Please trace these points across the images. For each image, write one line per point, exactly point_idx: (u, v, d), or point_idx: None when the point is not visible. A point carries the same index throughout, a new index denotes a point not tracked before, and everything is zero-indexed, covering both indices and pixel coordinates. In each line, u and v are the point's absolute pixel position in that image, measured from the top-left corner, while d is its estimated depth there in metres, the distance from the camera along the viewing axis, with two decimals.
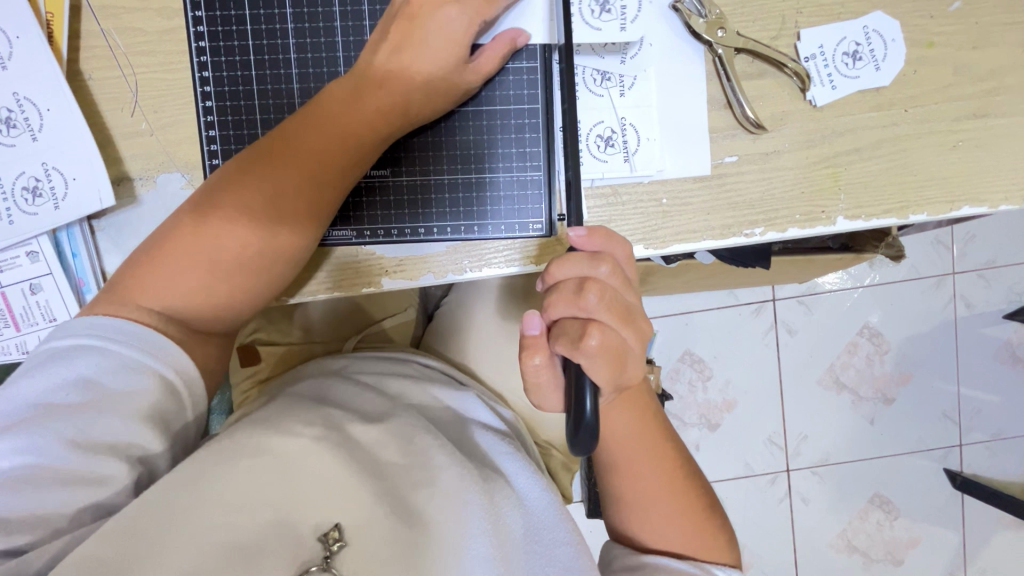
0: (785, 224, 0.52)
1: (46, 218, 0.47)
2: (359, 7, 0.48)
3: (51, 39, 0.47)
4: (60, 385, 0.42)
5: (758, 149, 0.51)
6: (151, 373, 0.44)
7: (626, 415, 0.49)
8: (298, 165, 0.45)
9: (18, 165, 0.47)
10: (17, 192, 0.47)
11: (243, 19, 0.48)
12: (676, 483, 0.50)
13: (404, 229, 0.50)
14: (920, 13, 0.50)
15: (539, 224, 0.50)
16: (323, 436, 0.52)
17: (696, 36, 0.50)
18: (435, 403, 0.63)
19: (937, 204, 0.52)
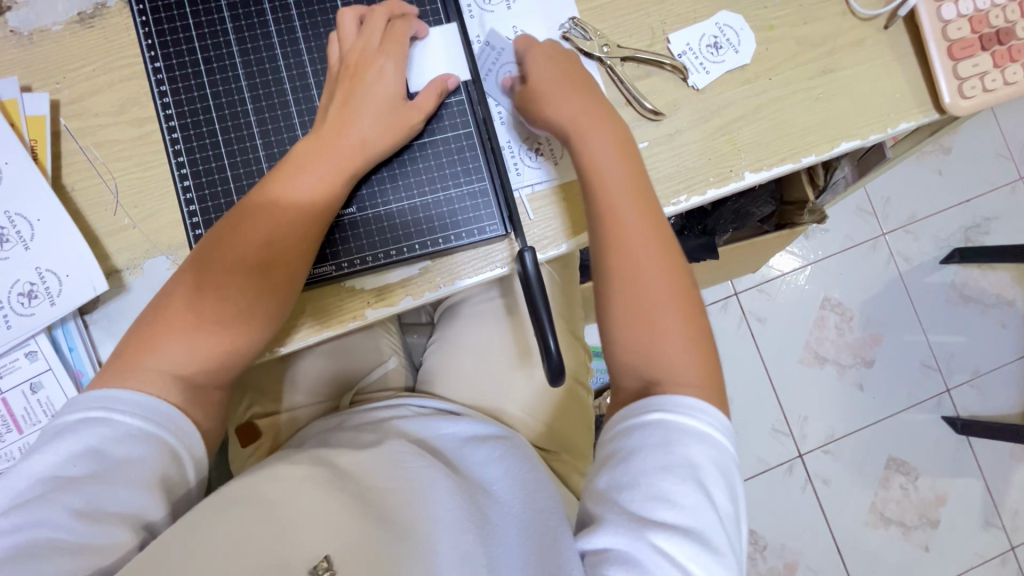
0: (704, 188, 0.60)
1: (42, 316, 0.50)
2: (306, 80, 0.56)
3: (37, 161, 0.53)
4: (64, 461, 0.43)
5: (663, 132, 0.60)
6: (156, 441, 0.46)
7: (609, 147, 0.53)
8: (272, 232, 0.50)
9: (13, 275, 0.51)
10: (13, 298, 0.51)
11: (207, 106, 0.55)
12: (684, 295, 0.51)
13: (378, 255, 0.55)
14: (756, 6, 0.63)
15: (496, 226, 0.56)
16: (314, 475, 0.50)
17: (587, 55, 0.60)
18: (425, 431, 0.62)
19: (820, 146, 0.61)
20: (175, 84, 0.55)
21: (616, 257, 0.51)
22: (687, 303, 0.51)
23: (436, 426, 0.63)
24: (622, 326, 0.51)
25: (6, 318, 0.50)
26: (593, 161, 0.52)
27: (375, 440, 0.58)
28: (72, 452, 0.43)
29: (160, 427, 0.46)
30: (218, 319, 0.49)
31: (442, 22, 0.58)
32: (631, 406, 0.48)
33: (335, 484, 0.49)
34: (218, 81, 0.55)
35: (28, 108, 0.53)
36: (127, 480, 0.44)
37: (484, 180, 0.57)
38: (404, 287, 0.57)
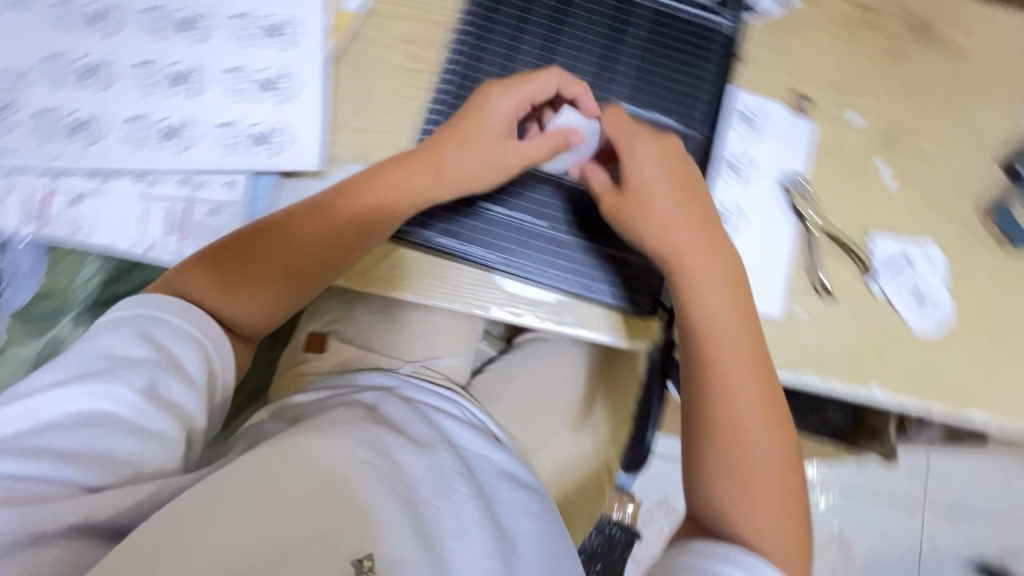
0: (830, 376, 0.61)
1: (261, 161, 0.56)
2: None
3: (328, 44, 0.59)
4: (84, 365, 0.43)
5: (823, 312, 0.61)
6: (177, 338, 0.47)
7: (721, 290, 0.54)
8: (307, 234, 0.54)
9: (258, 117, 0.57)
10: (248, 135, 0.56)
11: (481, 79, 0.60)
12: (789, 466, 0.52)
13: (537, 270, 0.59)
14: (961, 256, 0.64)
15: (643, 305, 0.59)
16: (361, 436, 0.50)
17: (796, 211, 0.63)
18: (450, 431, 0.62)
19: (952, 405, 0.61)
20: (468, 49, 0.60)
21: (701, 405, 0.53)
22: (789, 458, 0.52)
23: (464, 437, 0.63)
24: (710, 466, 0.51)
25: (233, 147, 0.56)
26: (719, 311, 0.54)
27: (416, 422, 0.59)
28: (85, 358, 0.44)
29: (202, 335, 0.49)
30: (241, 296, 0.53)
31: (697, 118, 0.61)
32: (712, 547, 0.46)
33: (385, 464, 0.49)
34: (501, 64, 0.60)
35: (344, 2, 0.60)
36: (162, 381, 0.45)
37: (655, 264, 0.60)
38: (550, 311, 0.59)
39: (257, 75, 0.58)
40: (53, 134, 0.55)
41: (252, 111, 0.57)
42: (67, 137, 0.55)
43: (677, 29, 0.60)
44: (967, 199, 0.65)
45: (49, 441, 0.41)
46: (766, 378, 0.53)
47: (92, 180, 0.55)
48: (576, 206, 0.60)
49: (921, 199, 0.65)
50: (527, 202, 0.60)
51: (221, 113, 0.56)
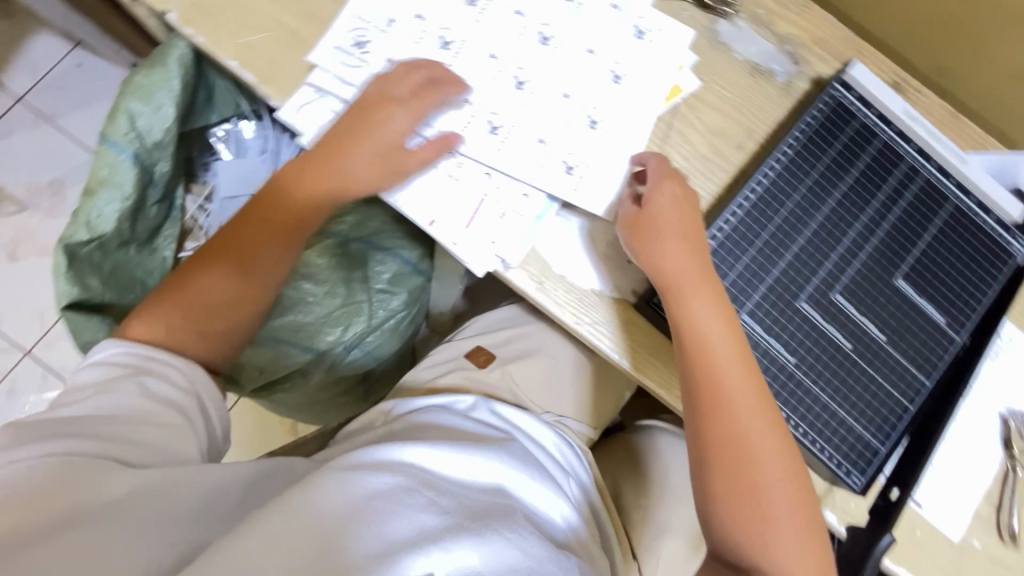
0: None
1: (560, 186, 0.58)
2: (858, 255, 0.59)
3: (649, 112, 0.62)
4: (111, 376, 0.49)
5: (999, 553, 0.60)
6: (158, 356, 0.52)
7: (738, 362, 0.51)
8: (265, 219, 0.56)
9: (570, 147, 0.59)
10: (557, 159, 0.59)
11: (787, 199, 0.59)
12: (804, 494, 0.50)
13: None
14: None
15: (858, 483, 0.55)
16: (433, 484, 0.49)
17: (1007, 444, 0.62)
18: (536, 482, 0.58)
19: None
20: (786, 167, 0.60)
21: (721, 461, 0.50)
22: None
23: (542, 500, 0.57)
24: (728, 501, 0.49)
25: (540, 163, 0.58)
26: (692, 319, 0.52)
27: (505, 476, 0.56)
28: (125, 366, 0.50)
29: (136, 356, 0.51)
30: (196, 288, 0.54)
31: (968, 325, 0.59)
32: None
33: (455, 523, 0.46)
34: (809, 194, 0.60)
35: (680, 79, 0.63)
36: (147, 379, 0.49)
37: (881, 445, 0.56)
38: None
39: (583, 110, 0.60)
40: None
41: (568, 139, 0.59)
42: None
43: (977, 237, 0.61)
44: None
45: (82, 428, 0.45)
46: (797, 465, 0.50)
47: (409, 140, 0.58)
48: (830, 355, 0.57)
49: None
50: (785, 331, 0.57)
51: (540, 131, 0.59)
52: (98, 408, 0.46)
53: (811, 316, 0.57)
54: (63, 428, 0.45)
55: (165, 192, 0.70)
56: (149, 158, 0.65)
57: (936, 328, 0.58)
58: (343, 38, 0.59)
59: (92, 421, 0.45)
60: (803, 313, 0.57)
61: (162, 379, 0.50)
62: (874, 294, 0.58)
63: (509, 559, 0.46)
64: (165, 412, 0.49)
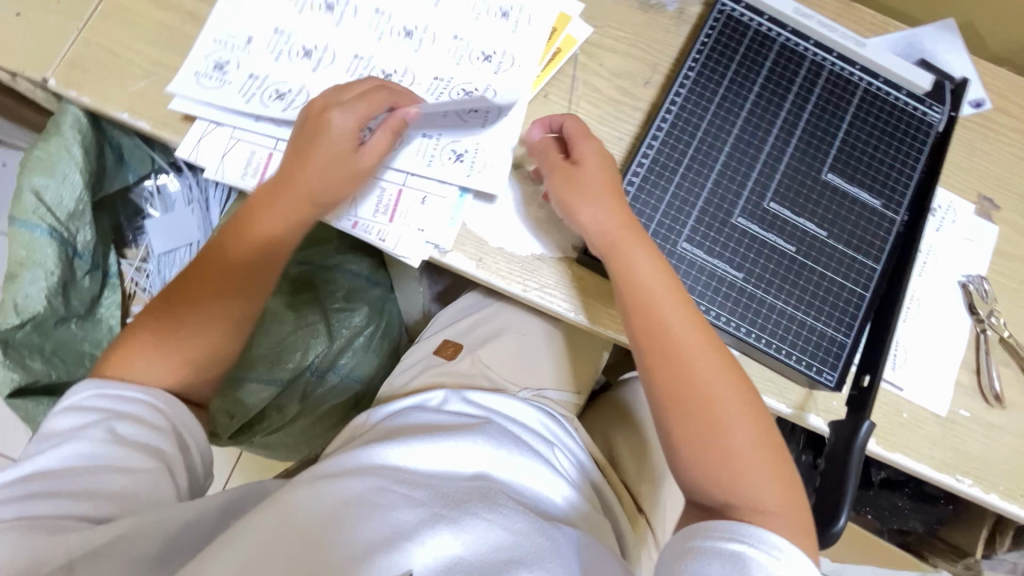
0: (990, 488, 0.58)
1: (451, 173, 0.58)
2: (782, 158, 0.59)
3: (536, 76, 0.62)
4: (87, 421, 0.46)
5: (988, 417, 0.60)
6: (131, 399, 0.49)
7: (679, 306, 0.51)
8: (245, 241, 0.55)
9: (457, 132, 0.59)
10: (444, 149, 0.58)
11: (699, 122, 0.59)
12: (761, 424, 0.49)
13: (726, 320, 0.56)
14: None
15: (831, 379, 0.55)
16: (411, 482, 0.50)
17: (971, 310, 0.63)
18: (520, 458, 0.57)
19: None
20: (693, 91, 0.60)
21: (678, 409, 0.49)
22: (796, 517, 0.47)
23: (531, 478, 0.56)
24: (687, 442, 0.49)
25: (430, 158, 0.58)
26: (630, 268, 0.52)
27: (486, 459, 0.55)
28: (99, 413, 0.47)
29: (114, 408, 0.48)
30: (182, 331, 0.53)
31: (902, 204, 0.59)
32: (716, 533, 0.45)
33: (439, 511, 0.47)
34: (719, 113, 0.60)
35: (571, 30, 0.63)
36: (119, 425, 0.47)
37: (847, 336, 0.56)
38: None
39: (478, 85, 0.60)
40: (269, 104, 0.57)
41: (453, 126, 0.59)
42: (267, 101, 0.57)
43: (895, 116, 0.61)
44: None
45: (62, 479, 0.44)
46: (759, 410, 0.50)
47: None
48: (776, 261, 0.57)
49: None
50: (727, 248, 0.57)
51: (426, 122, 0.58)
52: (73, 458, 0.45)
53: (749, 228, 0.57)
54: (40, 479, 0.43)
55: (94, 260, 0.69)
56: (67, 230, 0.63)
57: (872, 212, 0.58)
58: (202, 63, 0.58)
59: (69, 473, 0.44)
60: (742, 226, 0.57)
61: (140, 423, 0.48)
62: (806, 193, 0.58)
63: (490, 538, 0.46)
64: (143, 461, 0.46)
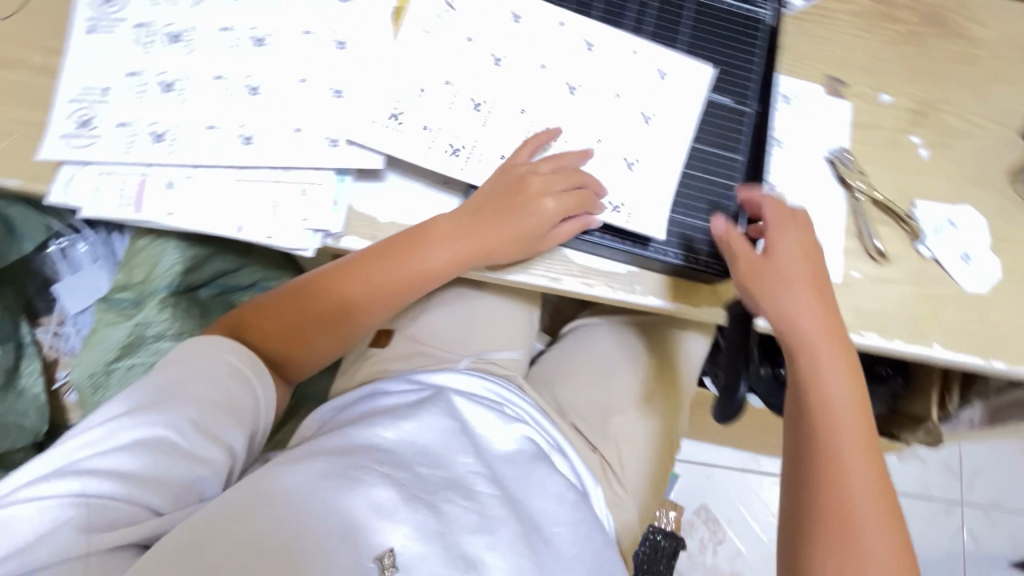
0: (892, 336, 0.63)
1: (336, 160, 0.58)
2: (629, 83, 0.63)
3: None
4: (160, 400, 0.53)
5: (877, 273, 0.65)
6: (236, 378, 0.57)
7: (835, 356, 0.52)
8: (372, 281, 0.60)
9: (332, 122, 0.60)
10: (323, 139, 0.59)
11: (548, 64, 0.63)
12: (881, 482, 0.49)
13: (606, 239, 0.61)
14: (999, 219, 0.68)
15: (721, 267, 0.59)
16: (389, 470, 0.55)
17: (843, 182, 0.67)
18: (481, 427, 0.66)
19: (1015, 358, 0.64)
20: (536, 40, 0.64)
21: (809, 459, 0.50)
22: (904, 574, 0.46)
23: (491, 438, 0.65)
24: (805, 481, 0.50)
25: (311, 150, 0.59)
26: (781, 312, 0.53)
27: (455, 444, 0.61)
28: (197, 391, 0.55)
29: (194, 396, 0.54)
30: (293, 335, 0.62)
31: (748, 99, 0.64)
32: None
33: (419, 501, 0.54)
34: (565, 53, 0.64)
35: None
36: (198, 418, 0.54)
37: (724, 226, 0.61)
38: (624, 281, 0.61)
39: (341, 70, 0.61)
40: (135, 142, 0.57)
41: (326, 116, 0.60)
42: (149, 145, 0.57)
43: (723, 23, 0.66)
44: (1000, 166, 0.69)
45: (137, 456, 0.51)
46: (882, 469, 0.50)
47: (169, 190, 0.57)
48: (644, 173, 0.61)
49: (959, 166, 0.69)
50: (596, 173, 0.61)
51: (298, 120, 0.59)
52: (151, 439, 0.51)
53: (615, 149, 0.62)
54: (118, 453, 0.50)
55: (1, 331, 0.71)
56: None
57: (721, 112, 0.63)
58: (66, 124, 0.58)
59: (149, 444, 0.51)
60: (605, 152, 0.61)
61: (228, 413, 0.55)
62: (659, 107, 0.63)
63: (459, 516, 0.55)
64: (215, 458, 0.53)
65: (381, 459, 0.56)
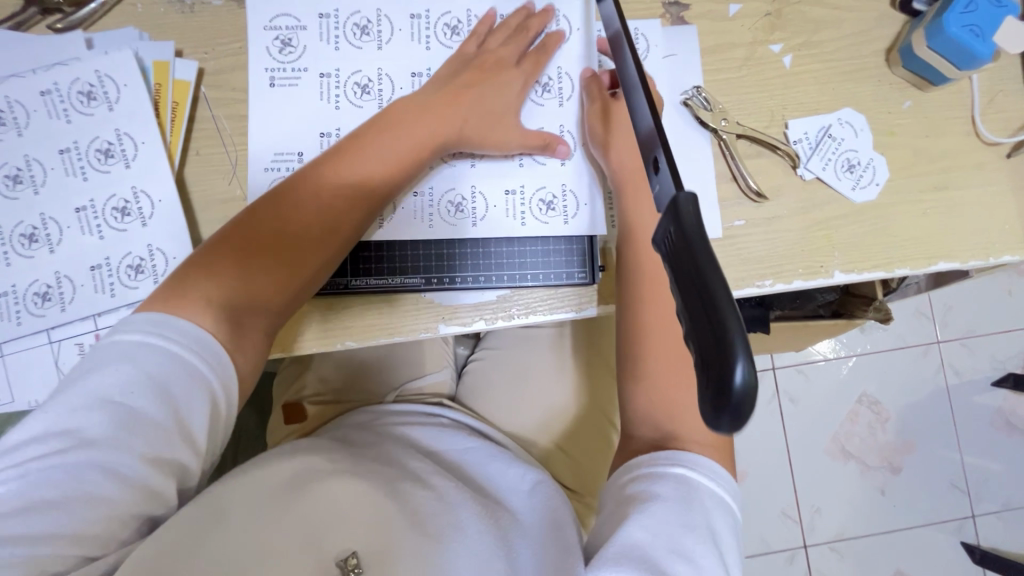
0: (791, 277, 0.59)
1: (144, 292, 0.53)
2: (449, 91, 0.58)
3: (169, 146, 0.56)
4: (121, 381, 0.43)
5: (761, 214, 0.60)
6: (198, 386, 0.45)
7: None
8: (341, 212, 0.53)
9: (126, 247, 0.53)
10: (122, 269, 0.53)
11: (373, 100, 0.58)
12: None
13: (464, 279, 0.57)
14: (880, 110, 0.62)
15: (585, 275, 0.58)
16: (342, 470, 0.57)
17: (704, 124, 0.60)
18: (429, 433, 0.70)
19: (916, 260, 0.61)
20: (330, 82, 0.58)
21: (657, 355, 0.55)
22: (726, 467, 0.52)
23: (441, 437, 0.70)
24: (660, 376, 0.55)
25: (112, 287, 0.53)
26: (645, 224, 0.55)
27: (409, 453, 0.65)
28: (148, 405, 0.43)
29: (161, 367, 0.44)
30: (244, 292, 0.49)
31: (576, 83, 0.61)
32: (655, 461, 0.51)
33: (380, 489, 0.57)
34: (388, 81, 0.59)
35: (178, 73, 0.56)
36: (177, 402, 0.44)
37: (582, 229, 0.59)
38: (501, 309, 0.57)
39: (118, 185, 0.54)
40: None
41: (116, 242, 0.53)
42: None
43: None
44: (872, 50, 0.62)
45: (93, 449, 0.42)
46: None
47: None
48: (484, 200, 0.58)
49: (829, 63, 0.62)
50: (434, 213, 0.58)
51: (88, 255, 0.53)
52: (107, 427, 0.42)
53: (443, 183, 0.58)
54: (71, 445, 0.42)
55: None
56: None
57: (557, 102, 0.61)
58: None
59: (84, 473, 0.41)
60: (437, 188, 0.58)
61: (186, 434, 0.45)
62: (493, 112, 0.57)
63: (420, 505, 0.57)
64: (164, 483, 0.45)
65: (339, 462, 0.59)
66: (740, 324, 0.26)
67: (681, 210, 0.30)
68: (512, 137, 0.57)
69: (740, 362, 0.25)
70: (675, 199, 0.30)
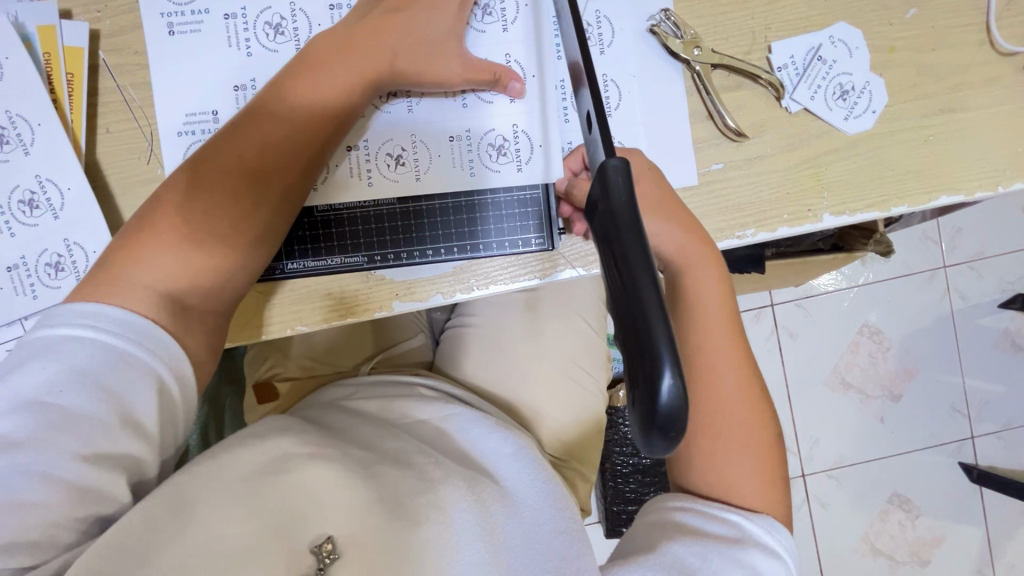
0: (775, 225, 0.54)
1: (68, 291, 0.49)
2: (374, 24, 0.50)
3: (70, 125, 0.50)
4: (53, 376, 0.40)
5: (741, 155, 0.53)
6: (139, 371, 0.42)
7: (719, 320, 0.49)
8: (276, 172, 0.47)
9: (41, 243, 0.49)
10: (41, 267, 0.49)
11: (290, 42, 0.51)
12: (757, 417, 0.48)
13: (413, 253, 0.52)
14: (878, 22, 0.54)
15: (543, 241, 0.53)
16: (318, 452, 0.52)
17: (674, 55, 0.53)
18: (407, 402, 0.63)
19: (916, 196, 0.54)
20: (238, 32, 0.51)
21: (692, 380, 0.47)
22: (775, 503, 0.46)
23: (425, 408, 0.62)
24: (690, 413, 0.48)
25: (32, 288, 0.49)
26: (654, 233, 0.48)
27: (392, 432, 0.58)
28: (82, 400, 0.40)
29: (96, 356, 0.41)
30: (180, 272, 0.44)
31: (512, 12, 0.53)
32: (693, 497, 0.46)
33: (358, 474, 0.51)
34: (303, 17, 0.51)
35: (67, 39, 0.49)
36: (118, 390, 0.41)
37: (538, 189, 0.53)
38: (460, 277, 0.53)
39: (21, 175, 0.49)
40: None
41: (29, 239, 0.49)
42: None
43: None
44: None
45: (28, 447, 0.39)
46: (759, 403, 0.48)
47: None
48: (428, 159, 0.52)
49: None
50: (374, 179, 0.52)
51: (3, 255, 0.49)
52: (44, 423, 0.39)
53: (380, 142, 0.52)
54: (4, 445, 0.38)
55: None
56: None
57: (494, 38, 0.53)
58: None
59: (14, 477, 0.38)
60: (374, 149, 0.52)
61: (134, 425, 0.42)
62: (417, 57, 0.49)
63: (401, 487, 0.52)
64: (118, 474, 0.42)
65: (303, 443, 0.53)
66: (667, 329, 0.22)
67: (609, 187, 0.25)
68: (457, 67, 0.50)
69: (667, 371, 0.21)
70: (603, 167, 0.26)
